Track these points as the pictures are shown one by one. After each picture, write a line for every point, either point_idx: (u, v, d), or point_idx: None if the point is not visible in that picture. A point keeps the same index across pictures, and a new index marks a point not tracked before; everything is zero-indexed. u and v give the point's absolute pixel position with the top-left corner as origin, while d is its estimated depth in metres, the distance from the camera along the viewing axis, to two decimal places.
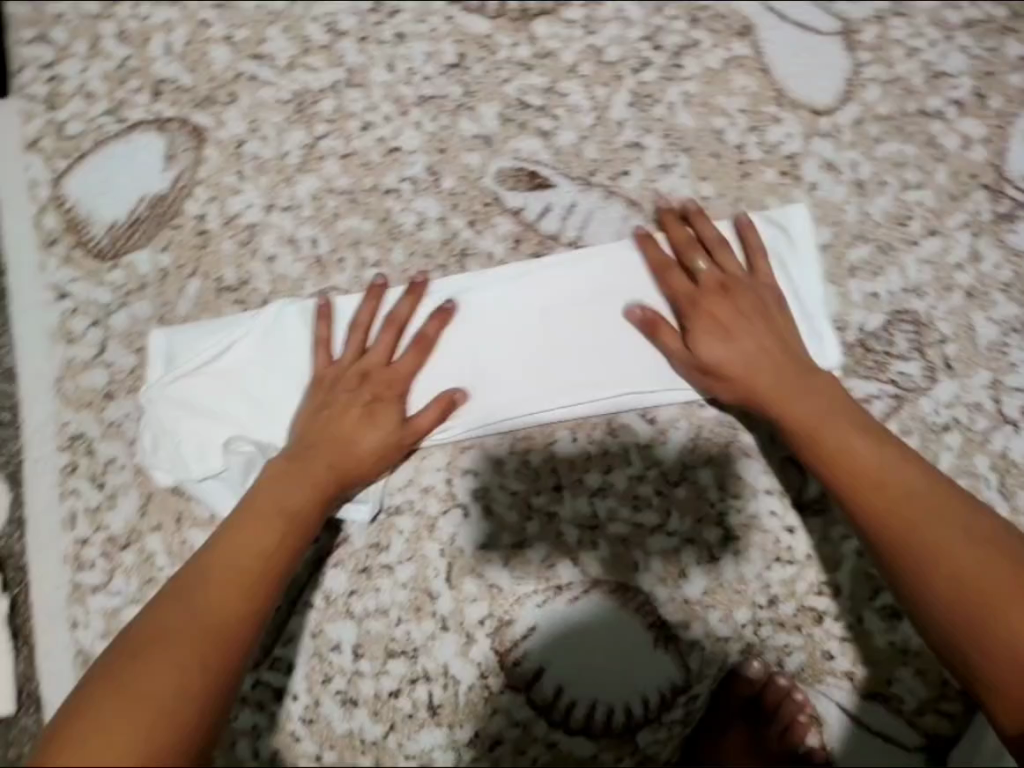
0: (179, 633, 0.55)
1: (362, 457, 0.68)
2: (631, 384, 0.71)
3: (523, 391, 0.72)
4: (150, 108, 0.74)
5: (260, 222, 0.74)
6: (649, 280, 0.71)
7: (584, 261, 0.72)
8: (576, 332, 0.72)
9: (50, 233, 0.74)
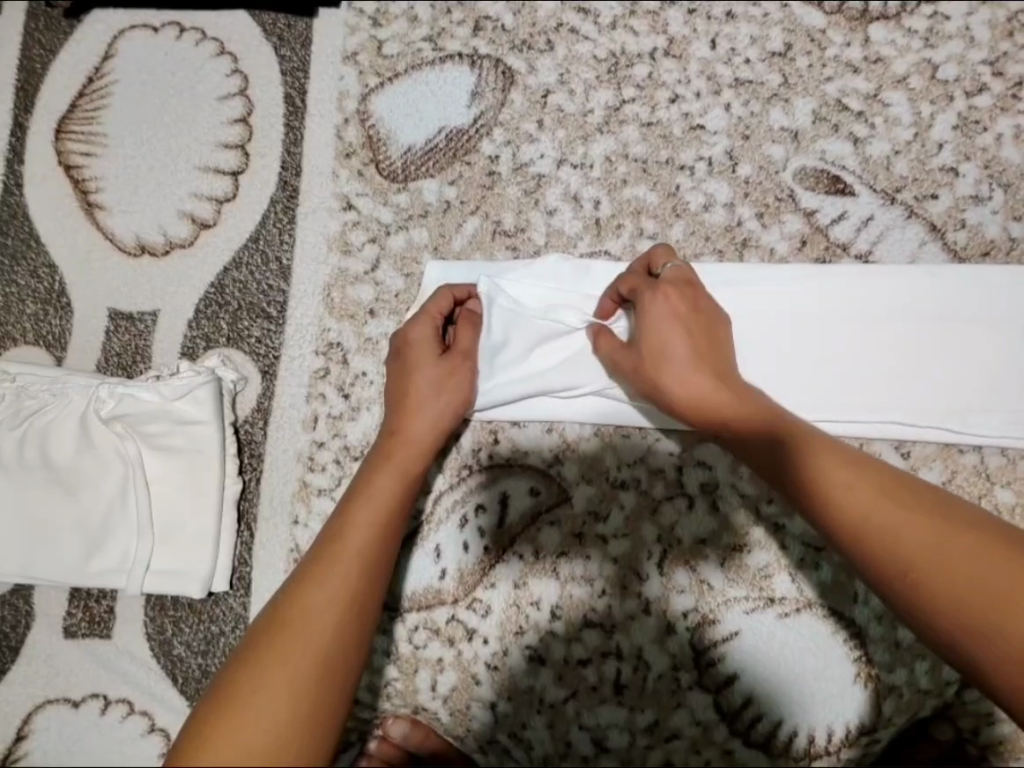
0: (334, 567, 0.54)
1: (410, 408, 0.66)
2: (899, 415, 0.68)
3: (783, 395, 0.69)
4: (468, 41, 0.76)
5: (548, 174, 0.74)
6: (939, 313, 0.69)
7: (875, 279, 0.70)
8: (852, 348, 0.69)
9: (349, 145, 0.76)
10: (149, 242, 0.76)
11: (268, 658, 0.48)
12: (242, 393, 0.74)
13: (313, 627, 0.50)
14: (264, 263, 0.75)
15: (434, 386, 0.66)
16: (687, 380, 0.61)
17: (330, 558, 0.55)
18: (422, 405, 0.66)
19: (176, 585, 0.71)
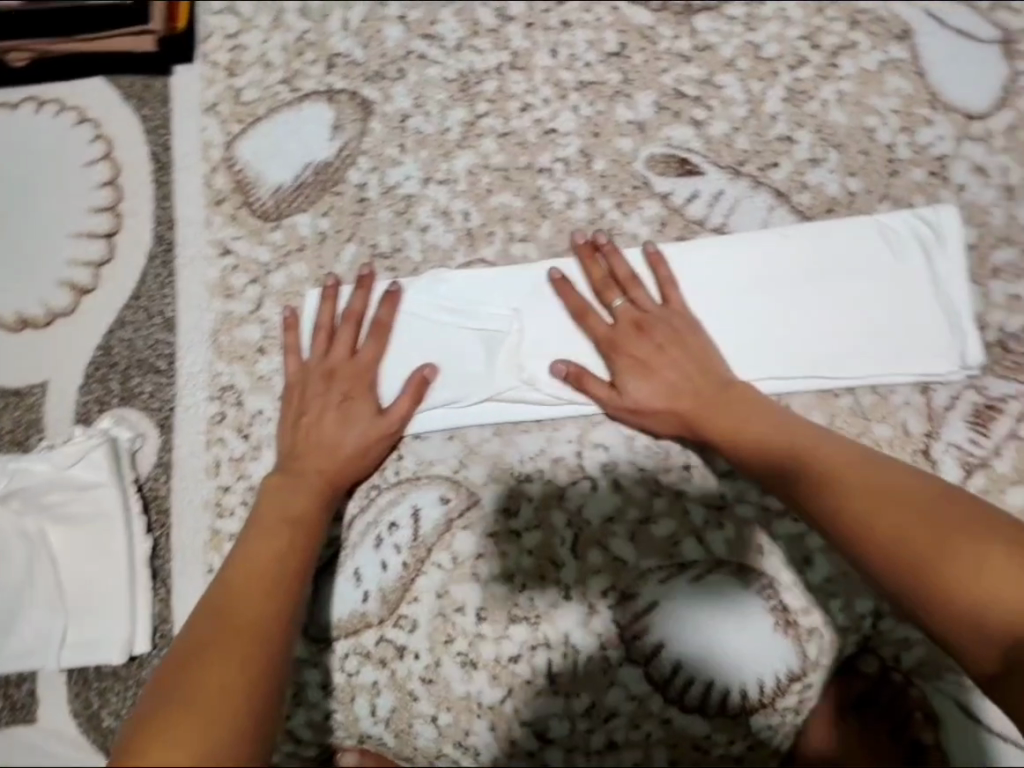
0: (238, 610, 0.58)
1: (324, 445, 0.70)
2: (772, 371, 0.72)
3: None
4: (323, 79, 0.79)
5: (416, 193, 0.77)
6: (794, 272, 0.73)
7: (729, 249, 0.74)
8: (719, 315, 0.73)
9: (219, 192, 0.78)
10: (30, 315, 0.76)
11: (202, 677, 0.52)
12: (142, 450, 0.75)
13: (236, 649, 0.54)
14: (149, 318, 0.76)
15: (357, 392, 0.71)
16: (677, 368, 0.70)
17: (241, 590, 0.60)
18: (318, 431, 0.71)
19: (95, 653, 0.70)
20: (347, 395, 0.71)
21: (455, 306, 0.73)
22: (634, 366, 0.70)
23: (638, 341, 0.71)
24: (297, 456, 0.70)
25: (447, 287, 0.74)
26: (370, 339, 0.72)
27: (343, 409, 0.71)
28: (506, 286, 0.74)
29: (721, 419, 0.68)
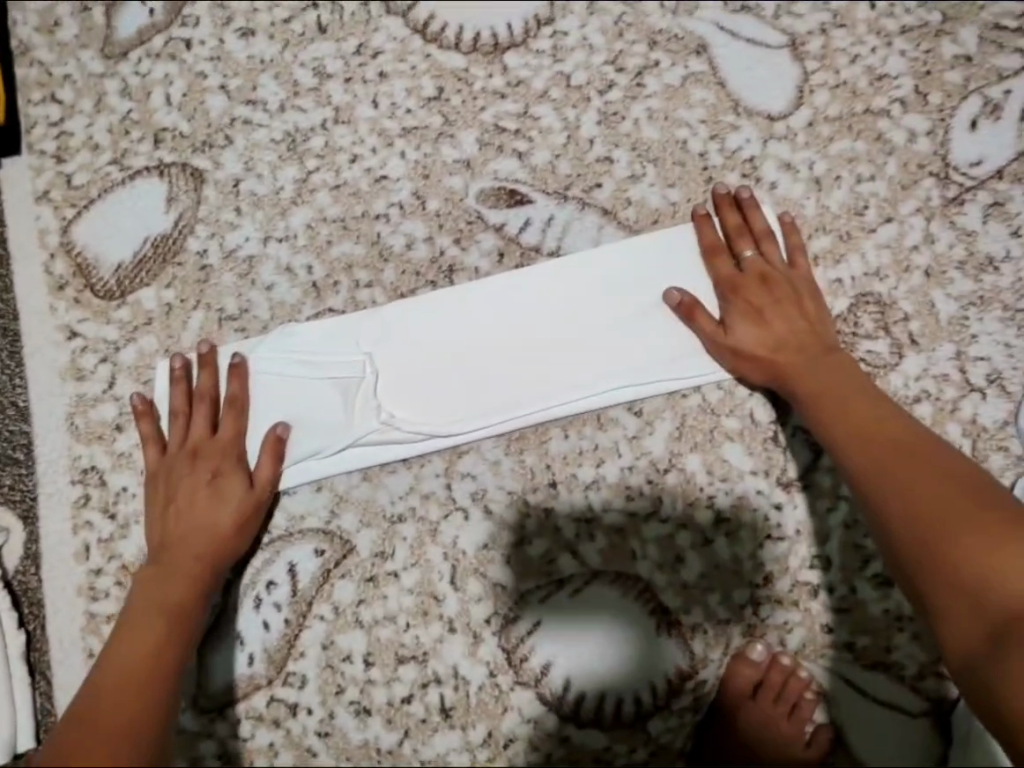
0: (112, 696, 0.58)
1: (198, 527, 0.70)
2: (619, 380, 0.75)
3: (515, 393, 0.75)
4: (152, 155, 0.80)
5: (257, 254, 0.79)
6: (631, 283, 0.76)
7: (564, 269, 0.77)
8: (564, 334, 0.76)
9: (61, 277, 0.78)
10: None
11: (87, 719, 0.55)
12: (7, 544, 0.73)
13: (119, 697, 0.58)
14: (1, 410, 0.75)
15: (221, 465, 0.72)
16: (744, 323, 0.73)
17: (134, 638, 0.63)
18: (188, 515, 0.70)
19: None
20: (214, 469, 0.71)
21: (307, 357, 0.74)
22: (748, 317, 0.73)
23: (762, 291, 0.74)
24: (176, 541, 0.70)
25: (295, 342, 0.75)
26: (221, 413, 0.73)
27: (213, 485, 0.71)
28: (353, 332, 0.76)
29: (802, 370, 0.71)
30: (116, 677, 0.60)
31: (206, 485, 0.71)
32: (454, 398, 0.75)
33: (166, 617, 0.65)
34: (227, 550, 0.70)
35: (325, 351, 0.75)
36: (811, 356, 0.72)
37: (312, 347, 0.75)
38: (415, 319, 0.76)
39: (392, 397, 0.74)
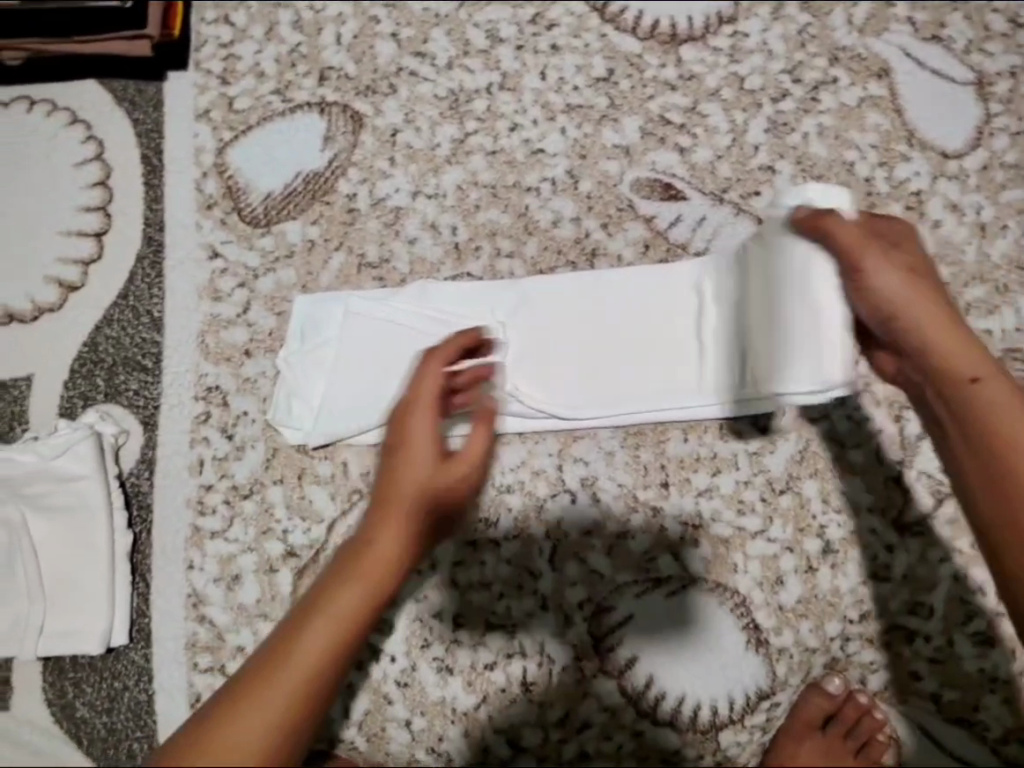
0: (276, 680, 0.51)
1: (408, 469, 0.57)
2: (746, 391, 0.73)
3: (639, 386, 0.74)
4: (315, 91, 0.80)
5: (405, 206, 0.78)
6: None
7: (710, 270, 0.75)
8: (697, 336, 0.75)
9: (210, 197, 0.79)
10: (17, 310, 0.77)
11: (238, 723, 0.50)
12: (125, 445, 0.75)
13: (290, 685, 0.51)
14: (136, 317, 0.77)
15: (421, 424, 0.58)
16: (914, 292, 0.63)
17: (344, 578, 0.54)
18: (412, 454, 0.57)
19: (71, 642, 0.70)
20: (413, 433, 0.58)
21: (444, 315, 0.75)
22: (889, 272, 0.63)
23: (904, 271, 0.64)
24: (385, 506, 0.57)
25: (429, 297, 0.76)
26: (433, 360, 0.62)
27: (413, 428, 0.58)
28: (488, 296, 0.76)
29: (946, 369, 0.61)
30: (306, 641, 0.53)
31: (400, 428, 0.59)
32: (579, 381, 0.74)
33: (362, 575, 0.54)
34: (436, 483, 0.57)
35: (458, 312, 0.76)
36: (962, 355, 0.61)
37: (449, 306, 0.75)
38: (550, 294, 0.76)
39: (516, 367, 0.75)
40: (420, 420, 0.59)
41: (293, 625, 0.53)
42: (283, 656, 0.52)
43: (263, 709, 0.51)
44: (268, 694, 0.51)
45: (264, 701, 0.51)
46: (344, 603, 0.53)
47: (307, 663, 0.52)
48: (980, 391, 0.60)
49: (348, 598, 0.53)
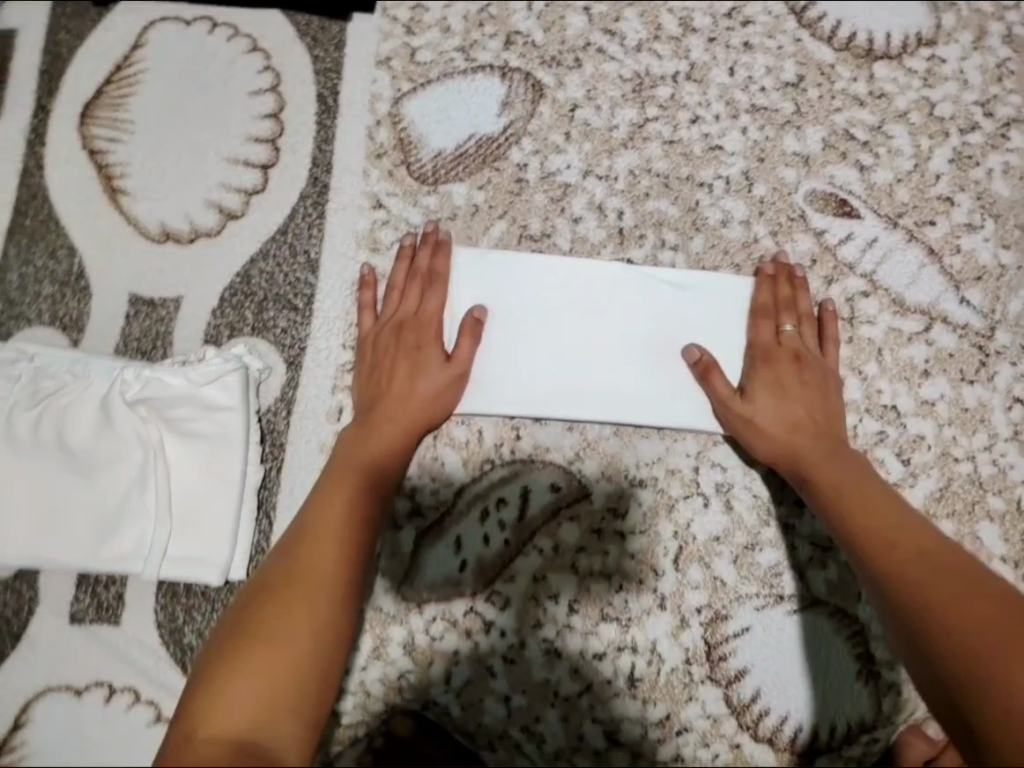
0: (327, 538, 0.61)
1: (412, 382, 0.70)
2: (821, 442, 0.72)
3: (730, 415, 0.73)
4: (499, 54, 0.79)
5: (574, 184, 0.77)
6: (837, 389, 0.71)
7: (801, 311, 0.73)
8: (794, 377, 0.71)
9: (381, 146, 0.78)
10: (174, 230, 0.76)
11: (240, 685, 0.50)
12: (267, 383, 0.74)
13: (336, 535, 0.61)
14: (292, 256, 0.76)
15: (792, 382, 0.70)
16: (778, 401, 0.69)
17: (362, 471, 0.66)
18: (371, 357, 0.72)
19: (190, 569, 0.68)
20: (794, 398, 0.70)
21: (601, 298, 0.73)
22: (770, 386, 0.70)
23: (792, 368, 0.70)
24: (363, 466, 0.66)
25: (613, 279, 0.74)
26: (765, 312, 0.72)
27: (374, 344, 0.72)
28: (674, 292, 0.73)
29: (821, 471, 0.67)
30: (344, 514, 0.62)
31: (413, 353, 0.70)
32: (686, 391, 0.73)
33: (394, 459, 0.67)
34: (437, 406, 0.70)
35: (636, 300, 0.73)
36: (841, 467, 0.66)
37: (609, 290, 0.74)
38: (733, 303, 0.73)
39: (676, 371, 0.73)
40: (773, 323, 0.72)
41: (326, 504, 0.63)
42: (289, 585, 0.57)
43: (271, 668, 0.51)
44: (260, 667, 0.51)
45: (270, 656, 0.52)
46: (356, 488, 0.64)
47: (347, 510, 0.63)
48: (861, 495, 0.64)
49: (331, 545, 0.60)
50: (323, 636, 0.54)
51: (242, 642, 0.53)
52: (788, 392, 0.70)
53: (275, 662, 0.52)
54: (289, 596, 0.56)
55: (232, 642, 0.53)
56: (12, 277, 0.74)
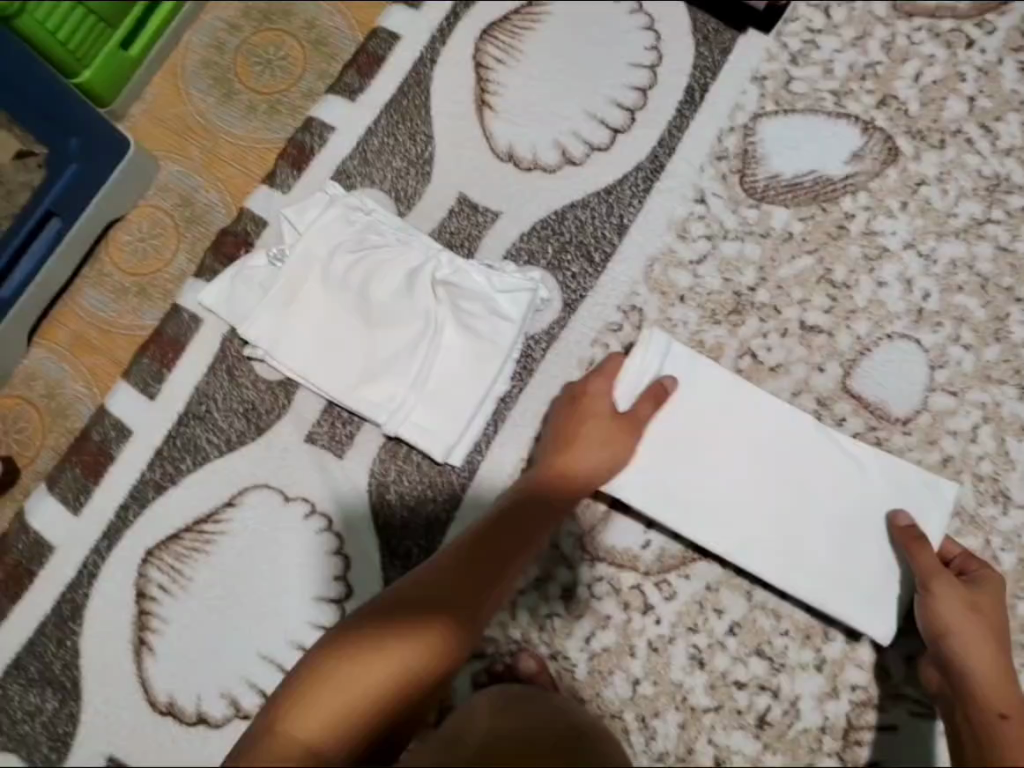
0: (445, 582, 0.65)
1: (588, 470, 0.70)
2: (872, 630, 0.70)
3: (821, 578, 0.71)
4: (869, 110, 0.81)
5: (891, 251, 0.79)
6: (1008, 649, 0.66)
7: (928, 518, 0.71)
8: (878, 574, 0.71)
9: (725, 150, 0.82)
10: (518, 154, 0.83)
11: (322, 692, 0.54)
12: (541, 313, 0.79)
13: (447, 582, 0.65)
14: (608, 214, 0.81)
15: (955, 610, 0.66)
16: (968, 621, 0.65)
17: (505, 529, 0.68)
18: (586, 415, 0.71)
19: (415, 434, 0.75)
20: (953, 622, 0.65)
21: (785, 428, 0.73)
22: (966, 620, 0.65)
23: (987, 611, 0.66)
24: (531, 490, 0.69)
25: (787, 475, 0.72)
26: (965, 562, 0.69)
27: (590, 405, 0.71)
28: (892, 475, 0.72)
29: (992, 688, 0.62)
30: (466, 561, 0.66)
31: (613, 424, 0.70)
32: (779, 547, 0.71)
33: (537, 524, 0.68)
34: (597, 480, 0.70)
35: (809, 504, 0.72)
36: (1005, 696, 0.62)
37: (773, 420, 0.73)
38: (924, 504, 0.71)
39: (771, 571, 0.71)
40: (983, 576, 0.68)
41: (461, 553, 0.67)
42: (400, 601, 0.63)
43: (346, 685, 0.55)
44: (344, 668, 0.57)
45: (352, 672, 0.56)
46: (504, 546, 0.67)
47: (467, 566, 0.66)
48: (1010, 725, 0.60)
49: (445, 588, 0.64)
50: (402, 664, 0.58)
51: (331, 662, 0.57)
52: (987, 635, 0.65)
53: (348, 678, 0.56)
54: (405, 619, 0.61)
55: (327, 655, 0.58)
56: (373, 141, 0.84)
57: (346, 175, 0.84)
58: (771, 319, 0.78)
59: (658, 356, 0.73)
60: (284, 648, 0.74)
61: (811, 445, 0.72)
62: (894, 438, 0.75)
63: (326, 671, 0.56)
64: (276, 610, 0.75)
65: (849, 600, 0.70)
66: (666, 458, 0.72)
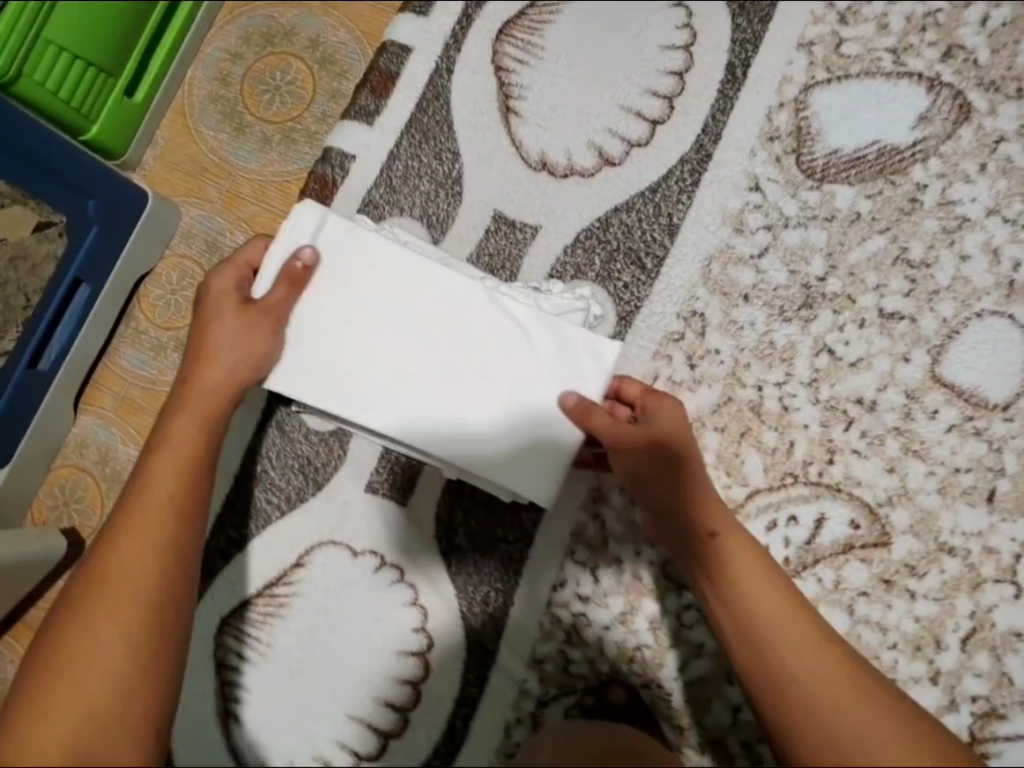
0: (139, 503, 0.55)
1: (218, 355, 0.62)
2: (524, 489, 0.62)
3: (466, 437, 0.62)
4: (933, 65, 0.74)
5: (973, 219, 0.72)
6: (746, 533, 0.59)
7: (581, 364, 0.62)
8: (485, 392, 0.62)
9: (776, 129, 0.75)
10: (552, 161, 0.78)
11: (56, 697, 0.47)
12: (595, 328, 0.74)
13: (152, 510, 0.55)
14: (655, 215, 0.76)
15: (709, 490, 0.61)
16: (693, 487, 0.61)
17: (190, 404, 0.61)
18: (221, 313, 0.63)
19: (379, 422, 0.61)
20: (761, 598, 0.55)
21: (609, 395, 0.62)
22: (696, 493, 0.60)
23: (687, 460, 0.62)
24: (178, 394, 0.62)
25: (539, 386, 0.62)
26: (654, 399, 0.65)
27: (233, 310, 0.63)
28: (599, 361, 0.62)
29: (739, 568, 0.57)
30: (165, 459, 0.58)
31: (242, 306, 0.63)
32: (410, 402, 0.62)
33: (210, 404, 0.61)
34: (240, 379, 0.61)
35: (461, 350, 0.62)
36: (771, 579, 0.57)
37: (561, 366, 0.62)
38: (578, 359, 0.62)
39: (484, 470, 0.62)
40: (669, 408, 0.64)
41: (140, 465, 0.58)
42: (109, 563, 0.52)
43: (92, 656, 0.48)
44: (108, 632, 0.49)
45: (99, 627, 0.49)
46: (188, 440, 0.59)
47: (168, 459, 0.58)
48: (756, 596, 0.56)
49: (146, 505, 0.55)
50: (114, 593, 0.51)
51: (72, 604, 0.51)
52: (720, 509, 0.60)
53: (109, 648, 0.49)
54: (139, 518, 0.55)
55: (63, 616, 0.51)
56: (398, 165, 0.79)
57: (373, 206, 0.79)
58: (846, 310, 0.72)
59: (313, 231, 0.63)
60: (368, 707, 0.73)
61: (470, 302, 0.62)
62: (994, 426, 0.69)
63: (62, 642, 0.49)
64: (355, 671, 0.73)
65: (514, 458, 0.61)
66: (365, 362, 0.62)
